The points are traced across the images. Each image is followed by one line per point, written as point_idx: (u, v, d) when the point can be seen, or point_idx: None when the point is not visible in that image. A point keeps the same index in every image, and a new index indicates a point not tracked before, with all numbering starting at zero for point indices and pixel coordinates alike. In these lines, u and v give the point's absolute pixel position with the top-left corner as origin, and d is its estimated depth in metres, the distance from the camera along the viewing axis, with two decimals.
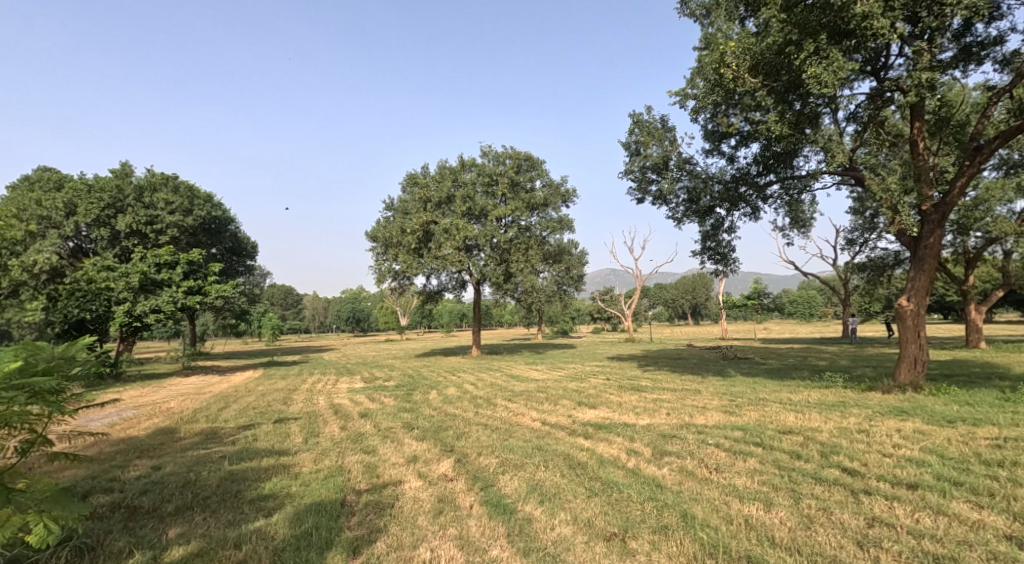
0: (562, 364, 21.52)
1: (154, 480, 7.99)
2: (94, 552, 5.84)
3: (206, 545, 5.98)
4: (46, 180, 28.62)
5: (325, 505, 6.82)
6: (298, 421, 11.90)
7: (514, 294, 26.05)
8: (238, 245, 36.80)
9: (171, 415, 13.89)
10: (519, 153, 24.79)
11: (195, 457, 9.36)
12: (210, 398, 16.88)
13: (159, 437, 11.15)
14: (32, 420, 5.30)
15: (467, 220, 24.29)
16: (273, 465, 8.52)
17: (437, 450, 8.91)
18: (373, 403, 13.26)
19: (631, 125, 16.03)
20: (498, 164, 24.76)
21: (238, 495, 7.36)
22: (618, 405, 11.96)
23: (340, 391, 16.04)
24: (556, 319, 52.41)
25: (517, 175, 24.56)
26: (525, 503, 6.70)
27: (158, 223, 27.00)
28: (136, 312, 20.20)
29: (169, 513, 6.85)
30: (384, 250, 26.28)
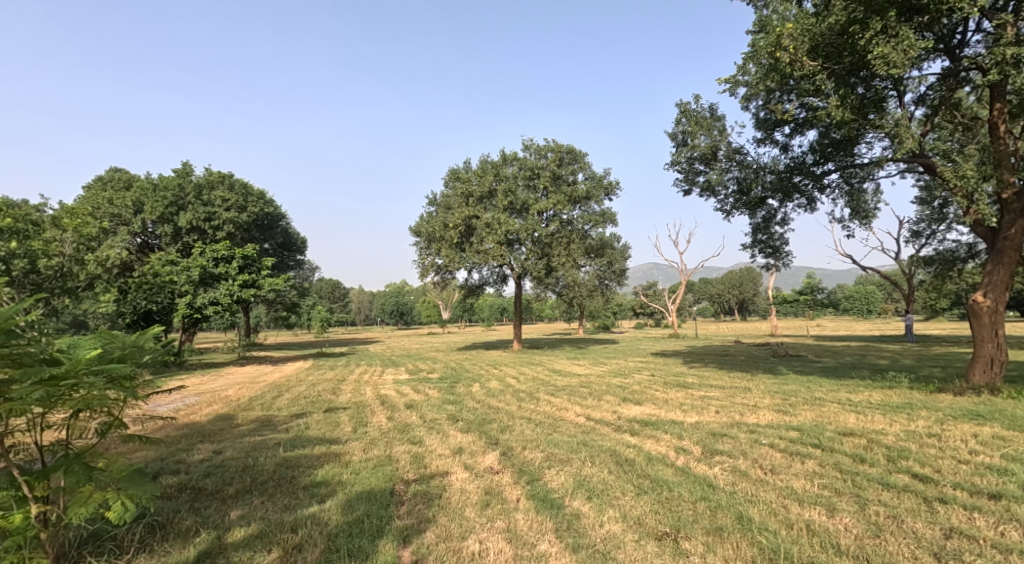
0: (606, 360, 21.33)
1: (216, 464, 8.34)
2: (164, 529, 6.14)
3: (266, 528, 6.19)
4: (116, 180, 30.36)
5: (375, 494, 6.96)
6: (347, 410, 12.20)
7: (555, 289, 25.93)
8: (289, 241, 37.95)
9: (229, 402, 14.49)
10: (561, 146, 24.56)
11: (253, 443, 9.73)
12: (264, 387, 17.52)
13: (218, 423, 11.61)
14: (111, 404, 5.62)
15: (509, 214, 24.33)
16: (325, 454, 8.74)
17: (482, 443, 8.96)
18: (417, 395, 13.45)
19: (677, 115, 15.68)
20: (540, 157, 24.67)
21: (293, 481, 7.59)
22: (664, 402, 11.76)
23: (386, 382, 16.35)
24: (598, 314, 52.03)
25: (559, 169, 24.36)
26: (573, 498, 6.66)
27: (216, 219, 28.18)
28: (197, 304, 21.23)
29: (230, 495, 7.12)
30: (427, 244, 26.58)
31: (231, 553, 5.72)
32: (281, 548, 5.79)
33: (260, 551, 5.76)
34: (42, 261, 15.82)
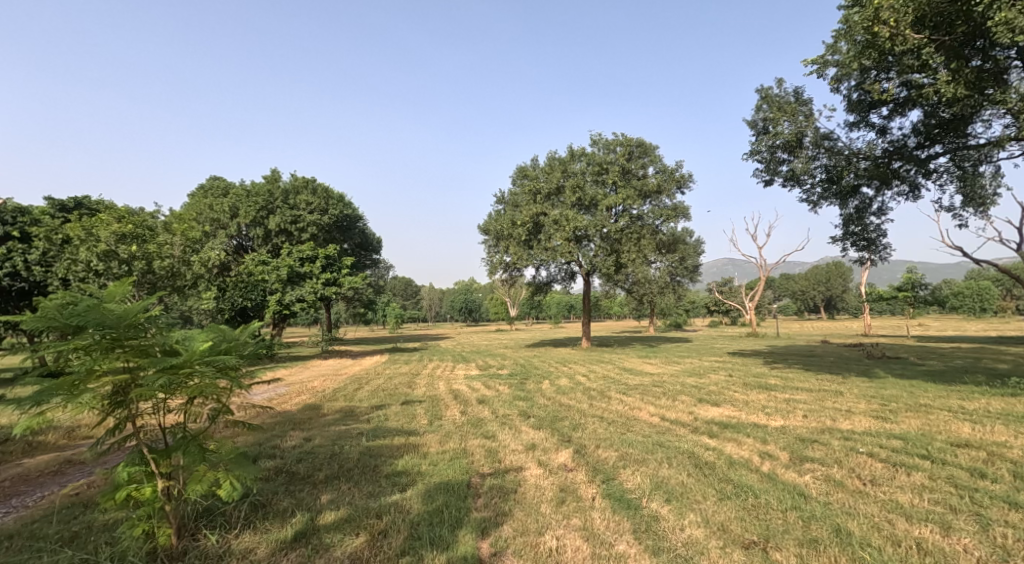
0: (681, 359, 20.72)
1: (307, 450, 8.77)
2: (265, 509, 6.51)
3: (354, 513, 6.43)
4: (215, 187, 32.63)
5: (453, 485, 7.09)
6: (422, 403, 12.52)
7: (625, 286, 25.43)
8: (366, 241, 39.38)
9: (315, 393, 15.25)
10: (630, 139, 23.95)
11: (338, 432, 10.16)
12: (345, 379, 18.35)
13: (305, 412, 12.22)
14: (220, 392, 6.04)
15: (577, 210, 24.09)
16: (404, 444, 8.98)
17: (555, 440, 8.91)
18: (489, 390, 13.59)
19: (758, 101, 14.97)
20: (609, 152, 24.22)
21: (376, 469, 7.86)
22: (745, 404, 11.27)
23: (458, 377, 16.65)
24: (669, 311, 50.79)
25: (629, 163, 23.75)
26: (651, 500, 6.51)
27: (301, 222, 29.70)
28: (286, 300, 22.62)
29: (320, 480, 7.47)
30: (495, 242, 26.82)
31: (323, 534, 5.98)
32: (368, 533, 6.00)
33: (348, 534, 5.99)
34: (157, 262, 17.16)
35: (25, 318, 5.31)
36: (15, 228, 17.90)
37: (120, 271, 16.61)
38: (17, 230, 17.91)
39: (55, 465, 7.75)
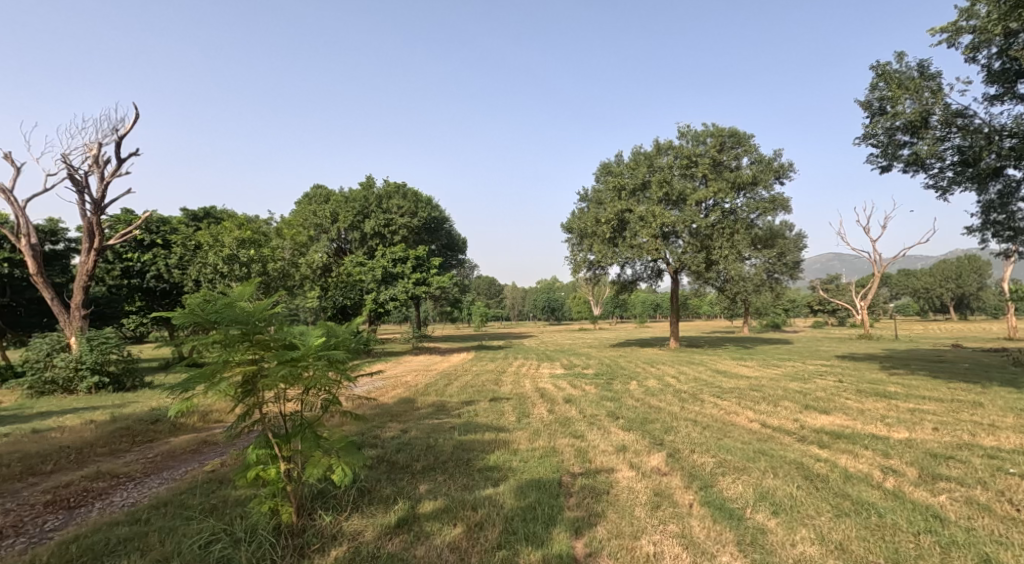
0: (779, 361, 19.80)
1: (404, 442, 9.25)
2: (369, 495, 6.98)
3: (450, 504, 6.74)
4: (316, 195, 34.80)
5: (544, 483, 7.25)
6: (510, 401, 12.79)
7: (716, 284, 24.57)
8: (453, 241, 40.46)
9: (408, 387, 15.95)
10: (722, 129, 23.19)
11: (431, 425, 10.61)
12: (436, 375, 19.02)
13: (400, 405, 12.84)
14: (330, 385, 6.57)
15: (664, 205, 23.57)
16: (494, 440, 9.26)
17: (646, 442, 8.87)
18: (576, 389, 13.64)
19: (874, 79, 14.08)
20: (698, 144, 23.55)
21: (469, 463, 8.17)
22: (859, 414, 10.64)
23: (543, 376, 16.81)
24: (765, 311, 48.37)
25: (720, 154, 23.06)
26: (756, 511, 6.37)
27: (392, 225, 31.01)
28: (380, 299, 23.73)
29: (418, 470, 7.88)
30: (579, 240, 26.74)
31: (423, 522, 6.33)
32: (465, 524, 6.27)
33: (447, 524, 6.30)
34: (271, 264, 18.66)
35: (177, 313, 6.07)
36: (157, 236, 20.06)
37: (242, 272, 18.21)
38: (158, 238, 20.03)
39: (193, 444, 8.70)
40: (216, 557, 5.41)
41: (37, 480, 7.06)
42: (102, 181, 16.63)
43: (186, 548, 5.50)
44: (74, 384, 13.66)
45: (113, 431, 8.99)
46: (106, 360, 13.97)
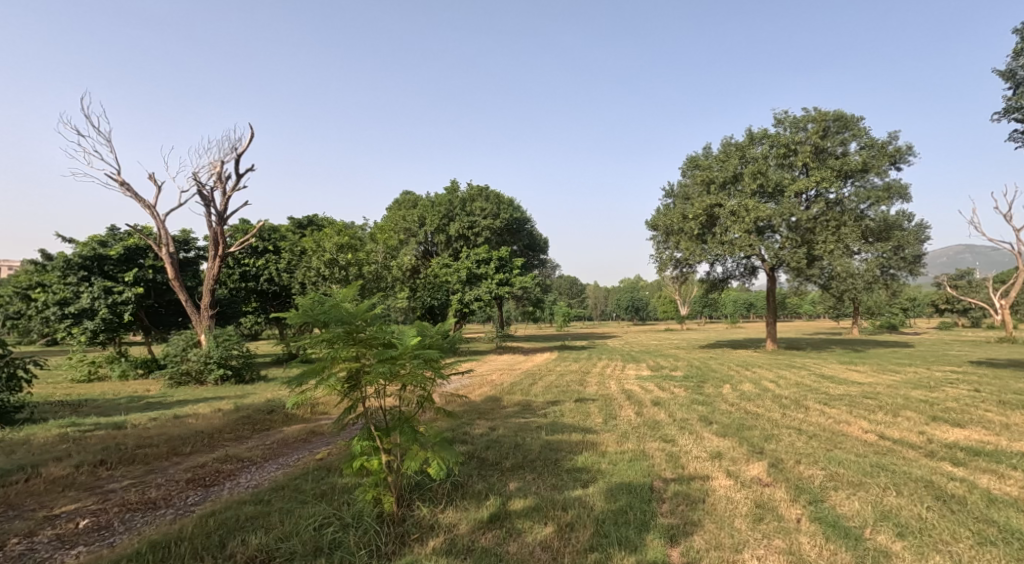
0: (897, 367, 18.39)
1: (493, 439, 9.48)
2: (461, 490, 7.23)
3: (541, 503, 6.86)
4: (404, 200, 36.20)
5: (635, 487, 7.19)
6: (596, 402, 12.76)
7: (819, 282, 23.10)
8: (535, 242, 40.70)
9: (495, 386, 16.29)
10: (825, 114, 21.81)
11: (518, 424, 10.81)
12: (521, 374, 19.29)
13: (487, 403, 13.13)
14: (426, 383, 6.89)
15: (759, 198, 22.47)
16: (582, 441, 9.30)
17: (744, 449, 8.58)
18: (664, 392, 13.40)
19: (1017, 45, 12.90)
20: (798, 130, 22.29)
21: (557, 463, 8.26)
22: (1001, 429, 9.73)
23: (629, 377, 16.60)
24: (881, 310, 44.94)
25: (823, 140, 21.65)
26: (877, 531, 6.04)
27: (476, 227, 31.72)
28: (466, 299, 24.40)
29: (507, 468, 8.06)
30: (665, 238, 26.15)
31: (515, 519, 6.48)
32: (556, 524, 6.36)
33: (538, 522, 6.40)
34: (366, 268, 19.64)
35: (291, 313, 6.57)
36: (269, 243, 21.70)
37: (340, 275, 19.30)
38: (269, 244, 21.65)
39: (304, 434, 9.38)
40: (329, 540, 5.81)
41: (178, 460, 7.87)
42: (224, 195, 18.21)
43: (303, 529, 5.96)
44: (203, 376, 14.97)
45: (236, 419, 9.85)
46: (229, 355, 15.29)
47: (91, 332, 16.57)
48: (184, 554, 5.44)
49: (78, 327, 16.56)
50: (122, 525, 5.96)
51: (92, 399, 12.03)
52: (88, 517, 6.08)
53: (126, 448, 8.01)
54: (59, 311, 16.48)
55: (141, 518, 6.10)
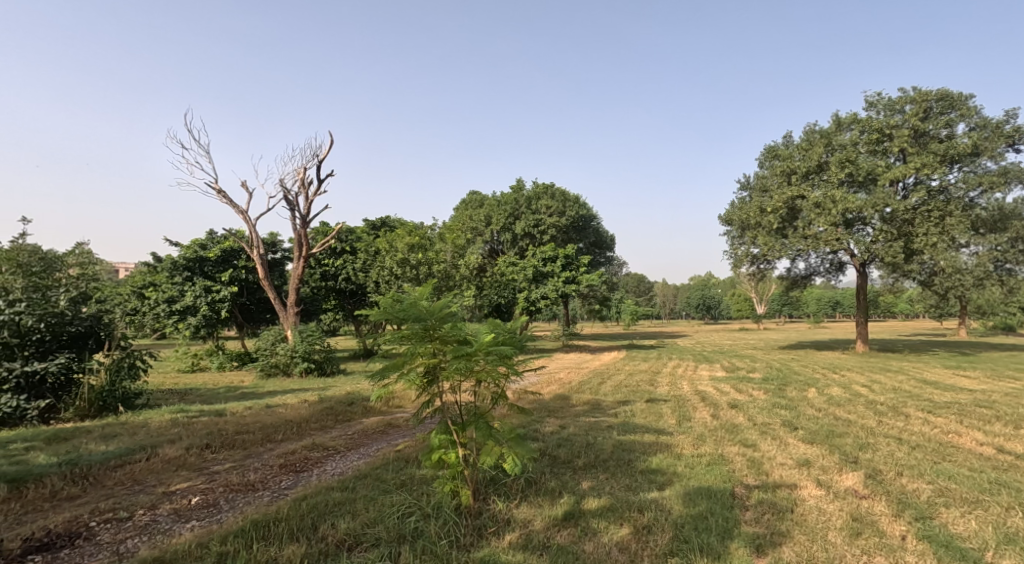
0: (1015, 374, 16.92)
1: (564, 437, 9.59)
2: (535, 486, 7.37)
3: (616, 503, 6.89)
4: (472, 200, 36.87)
5: (715, 492, 7.06)
6: (668, 403, 12.59)
7: (919, 278, 21.56)
8: (601, 239, 40.41)
9: (563, 384, 16.35)
10: (927, 93, 20.32)
11: (589, 423, 10.84)
12: (589, 372, 19.28)
13: (557, 401, 13.24)
14: (501, 379, 7.07)
15: (848, 187, 21.31)
16: (656, 442, 9.23)
17: (836, 458, 8.22)
18: (741, 394, 13.04)
19: None
20: (893, 113, 20.97)
21: (630, 464, 8.25)
22: None
23: (702, 378, 16.23)
24: (994, 310, 41.41)
25: (924, 122, 20.20)
26: (999, 556, 5.70)
27: (541, 225, 31.89)
28: (532, 297, 24.64)
29: (579, 467, 8.14)
30: (740, 233, 25.36)
31: (590, 519, 6.55)
32: (632, 525, 6.38)
33: (614, 523, 6.45)
34: (435, 267, 20.23)
35: (372, 311, 6.87)
36: (347, 244, 22.70)
37: (412, 273, 20.03)
38: (347, 245, 22.64)
39: (382, 426, 9.84)
40: (411, 528, 6.09)
41: (272, 446, 8.45)
42: (307, 200, 19.22)
43: (387, 516, 6.27)
44: (290, 369, 15.89)
45: (321, 410, 10.44)
46: (313, 349, 16.16)
47: (194, 327, 17.99)
48: (282, 533, 5.86)
49: (184, 322, 17.99)
50: (227, 503, 6.49)
51: (194, 388, 13.05)
52: (198, 494, 6.67)
53: (227, 433, 8.69)
54: (168, 308, 17.97)
55: (243, 498, 6.63)
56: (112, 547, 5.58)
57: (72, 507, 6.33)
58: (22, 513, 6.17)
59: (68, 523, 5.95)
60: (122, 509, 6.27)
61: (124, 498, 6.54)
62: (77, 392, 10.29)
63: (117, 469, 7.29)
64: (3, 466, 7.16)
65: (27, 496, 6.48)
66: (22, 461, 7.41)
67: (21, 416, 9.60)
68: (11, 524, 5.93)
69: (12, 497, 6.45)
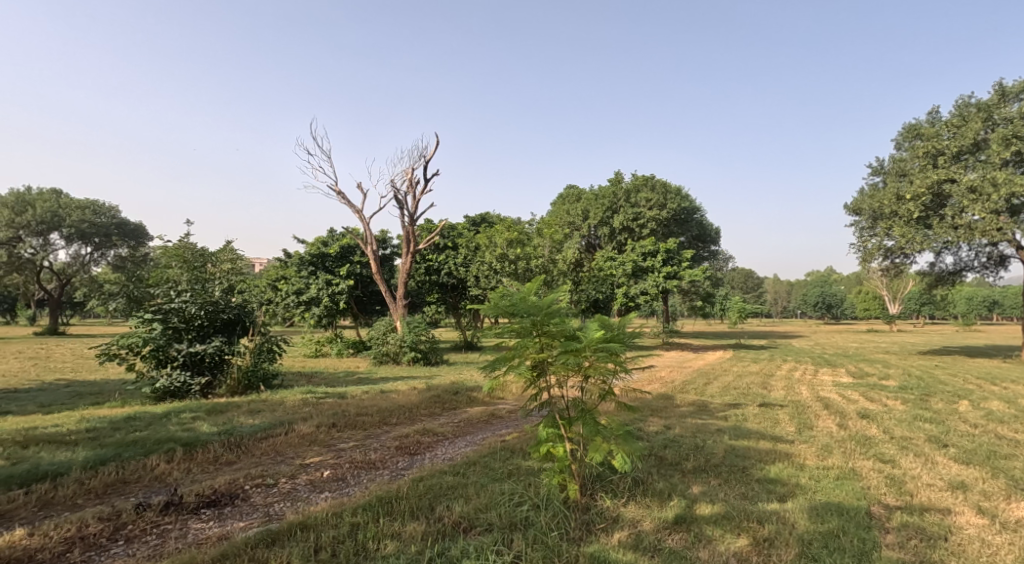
0: None
1: (671, 438, 9.29)
2: (642, 486, 7.22)
3: (731, 511, 6.59)
4: (569, 194, 36.64)
5: (847, 509, 6.55)
6: (785, 408, 11.84)
7: None
8: (704, 233, 38.82)
9: (665, 383, 15.90)
10: None
11: (696, 425, 10.45)
12: (693, 372, 18.60)
13: (661, 401, 12.89)
14: (609, 378, 6.94)
15: (1012, 167, 18.92)
16: (774, 450, 8.72)
17: (999, 483, 7.33)
18: (873, 404, 12.00)
19: None
20: None
21: (745, 471, 7.85)
22: None
23: (824, 383, 15.11)
24: None
25: None
26: None
27: (640, 219, 31.13)
28: (631, 293, 24.14)
29: (688, 470, 7.87)
30: (872, 224, 23.31)
31: (703, 525, 6.31)
32: (751, 536, 6.07)
33: (730, 532, 6.17)
34: (533, 262, 20.36)
35: (483, 305, 6.94)
36: (449, 240, 23.36)
37: (511, 268, 20.38)
38: (449, 241, 23.31)
39: (487, 416, 10.05)
40: (521, 517, 6.17)
41: (388, 429, 8.89)
42: (415, 199, 20.00)
43: (499, 503, 6.41)
44: (399, 357, 16.65)
45: (429, 397, 10.85)
46: (419, 339, 16.82)
47: (317, 316, 19.47)
48: (404, 510, 6.14)
49: (309, 311, 19.54)
50: (353, 479, 6.92)
51: (318, 372, 14.02)
52: (327, 468, 7.16)
53: (349, 415, 9.25)
54: (296, 299, 19.52)
55: (367, 475, 7.04)
56: (264, 509, 6.12)
57: (231, 470, 7.03)
58: (195, 472, 6.94)
59: (228, 484, 6.60)
60: (269, 476, 6.87)
61: (270, 466, 7.16)
62: (229, 371, 11.41)
63: (263, 440, 8.01)
64: (177, 432, 8.11)
65: (196, 458, 7.29)
66: (191, 428, 8.36)
67: (188, 391, 10.86)
68: (187, 480, 6.70)
69: (186, 458, 7.29)
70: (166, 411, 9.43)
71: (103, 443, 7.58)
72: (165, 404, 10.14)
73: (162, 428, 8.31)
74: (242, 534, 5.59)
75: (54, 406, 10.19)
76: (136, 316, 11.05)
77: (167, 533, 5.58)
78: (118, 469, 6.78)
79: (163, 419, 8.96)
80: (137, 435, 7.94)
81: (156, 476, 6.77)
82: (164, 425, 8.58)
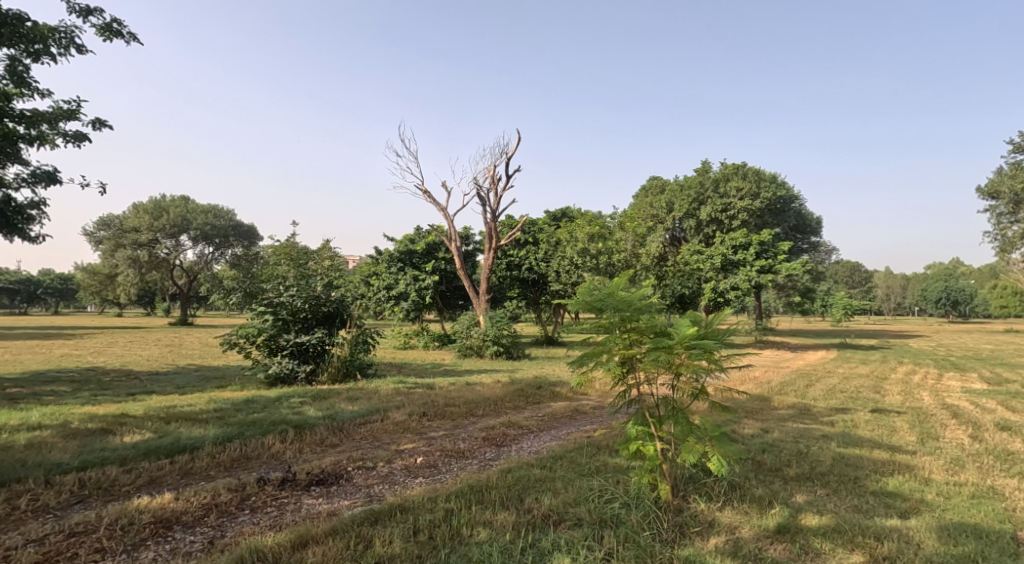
0: None
1: (769, 442, 8.59)
2: (739, 491, 6.66)
3: (842, 524, 5.93)
4: (654, 185, 35.49)
5: (986, 532, 5.72)
6: (902, 416, 10.68)
7: None
8: (802, 223, 36.38)
9: (761, 383, 14.92)
10: None
11: (798, 430, 9.62)
12: (792, 372, 17.34)
13: (759, 402, 12.06)
14: (701, 377, 6.43)
15: None
16: (890, 461, 7.83)
17: None
18: (1014, 415, 10.57)
19: None
20: None
21: (858, 482, 7.09)
22: None
23: (951, 389, 13.56)
24: None
25: None
26: None
27: (730, 210, 29.58)
28: (720, 288, 23.02)
29: (791, 477, 7.21)
30: (1016, 209, 20.82)
31: (811, 537, 5.70)
32: (868, 553, 5.42)
33: (843, 547, 5.54)
34: (615, 256, 19.82)
35: (569, 300, 6.64)
36: (530, 235, 23.25)
37: (593, 263, 19.90)
38: (530, 236, 23.21)
39: (570, 411, 9.76)
40: (611, 514, 5.84)
41: (474, 420, 8.82)
42: (497, 195, 20.00)
43: (588, 499, 6.12)
44: (482, 351, 16.69)
45: (513, 391, 10.70)
46: (501, 334, 16.76)
47: (406, 310, 19.86)
48: (495, 499, 6.00)
49: (398, 306, 20.05)
50: (445, 467, 6.87)
51: (407, 363, 14.29)
52: (420, 455, 7.16)
53: (439, 405, 9.28)
54: (387, 294, 20.12)
55: (457, 463, 6.97)
56: (366, 490, 6.17)
57: (335, 452, 7.19)
58: (305, 453, 7.14)
59: (334, 464, 6.74)
60: (368, 459, 6.96)
61: (369, 450, 7.26)
62: (329, 360, 11.77)
63: (362, 426, 8.16)
64: (288, 415, 8.44)
65: (305, 440, 7.53)
66: (300, 412, 8.69)
67: (295, 378, 11.34)
68: (299, 459, 6.90)
69: (297, 439, 7.53)
70: (278, 395, 9.90)
71: (229, 422, 8.01)
72: (276, 389, 10.66)
73: (276, 411, 8.69)
74: (349, 511, 5.65)
75: (187, 388, 11.04)
76: (250, 308, 11.74)
77: (285, 506, 5.74)
78: (242, 445, 7.11)
79: (276, 402, 9.38)
80: (255, 416, 8.35)
81: (273, 454, 7.04)
82: (277, 408, 8.98)
